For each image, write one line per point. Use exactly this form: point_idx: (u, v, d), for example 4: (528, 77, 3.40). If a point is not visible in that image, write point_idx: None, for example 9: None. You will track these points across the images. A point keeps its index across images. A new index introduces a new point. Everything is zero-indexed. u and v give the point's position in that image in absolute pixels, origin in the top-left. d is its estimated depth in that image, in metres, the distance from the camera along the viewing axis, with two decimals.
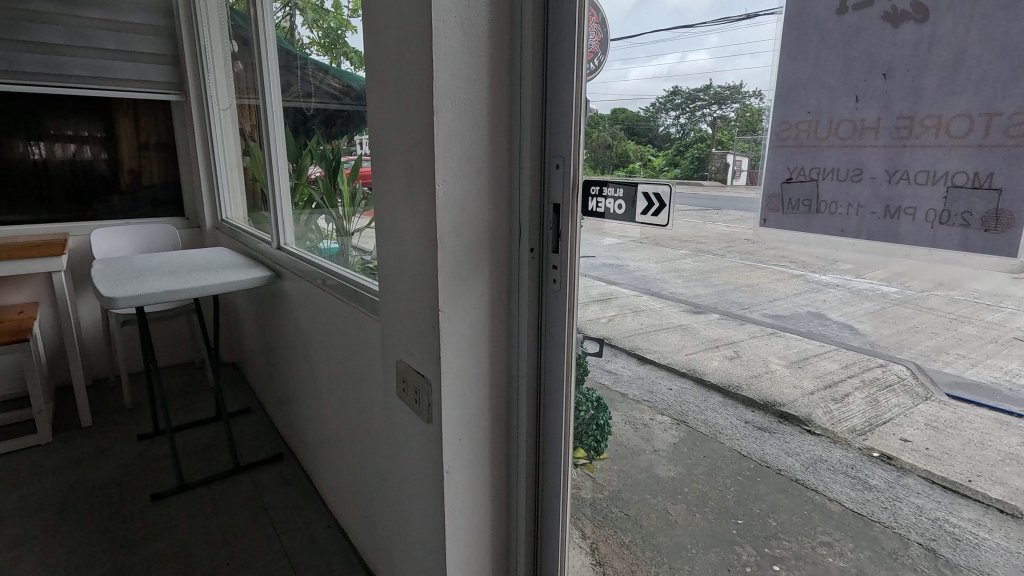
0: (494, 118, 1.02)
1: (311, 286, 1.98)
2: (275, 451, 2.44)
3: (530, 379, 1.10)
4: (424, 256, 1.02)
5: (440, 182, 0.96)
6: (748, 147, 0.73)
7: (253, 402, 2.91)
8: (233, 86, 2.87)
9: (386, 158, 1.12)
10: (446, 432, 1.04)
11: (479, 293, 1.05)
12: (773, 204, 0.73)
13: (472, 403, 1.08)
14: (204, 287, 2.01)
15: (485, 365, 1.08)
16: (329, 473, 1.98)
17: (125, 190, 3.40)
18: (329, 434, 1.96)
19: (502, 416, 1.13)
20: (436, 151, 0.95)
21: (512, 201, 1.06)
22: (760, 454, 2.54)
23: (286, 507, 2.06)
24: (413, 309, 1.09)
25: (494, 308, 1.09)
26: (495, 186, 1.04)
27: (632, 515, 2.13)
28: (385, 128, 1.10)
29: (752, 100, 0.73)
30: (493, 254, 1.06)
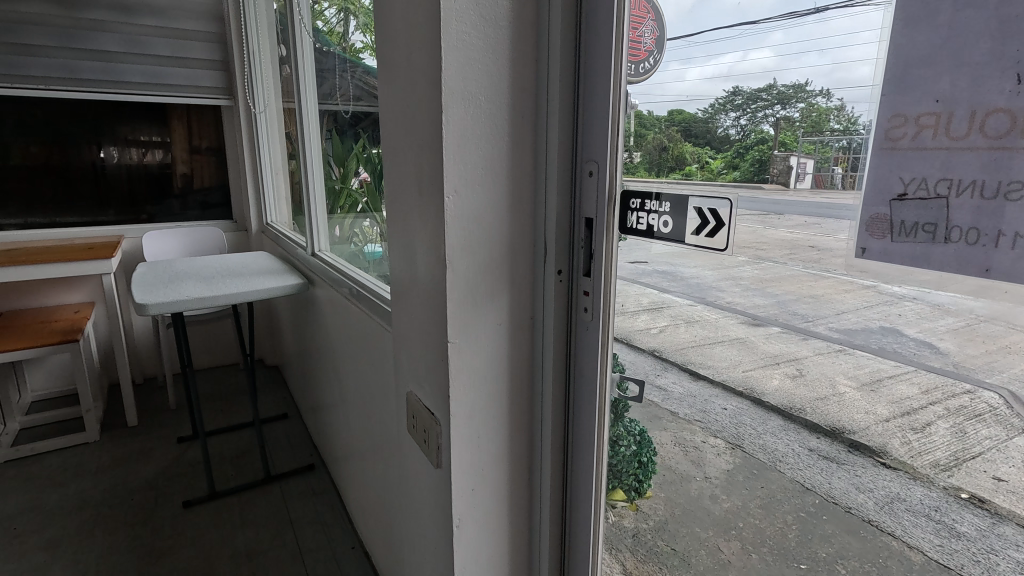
0: (516, 119, 0.88)
1: (340, 295, 1.92)
2: (306, 461, 2.38)
3: (556, 420, 0.96)
4: (433, 277, 0.90)
5: (450, 194, 0.84)
6: (814, 149, 0.62)
7: (291, 408, 2.89)
8: (279, 90, 2.88)
9: (398, 163, 1.00)
10: (457, 479, 0.92)
11: (496, 321, 0.92)
12: (879, 229, 0.56)
13: (487, 445, 0.94)
14: (235, 295, 1.99)
15: (502, 404, 0.94)
16: (355, 492, 1.89)
17: (178, 194, 3.49)
18: (354, 451, 1.87)
19: (524, 461, 0.99)
20: (445, 157, 0.82)
21: (536, 214, 0.92)
22: (826, 488, 2.01)
23: (312, 524, 1.99)
24: (423, 336, 0.97)
25: (516, 337, 0.95)
26: (519, 197, 0.91)
27: (680, 550, 1.96)
28: (396, 129, 0.99)
29: (819, 100, 0.61)
30: (514, 276, 0.92)
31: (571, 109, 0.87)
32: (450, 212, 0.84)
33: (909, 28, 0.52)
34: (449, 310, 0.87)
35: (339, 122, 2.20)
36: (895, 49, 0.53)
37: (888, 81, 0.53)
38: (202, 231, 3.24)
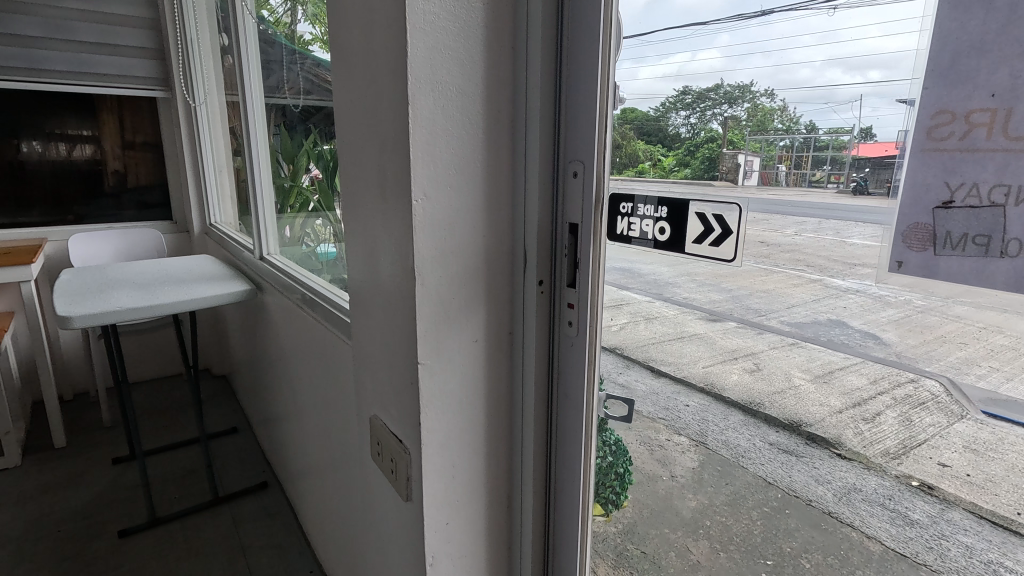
0: (491, 112, 0.80)
1: (291, 301, 1.78)
2: (258, 479, 2.23)
3: (537, 442, 0.89)
4: (401, 289, 0.81)
5: (418, 197, 0.75)
6: (760, 147, 0.69)
7: (241, 421, 2.71)
8: (221, 82, 2.69)
9: (358, 161, 0.91)
10: (430, 511, 0.84)
11: (472, 336, 0.84)
12: (920, 239, 0.53)
13: (463, 472, 0.86)
14: (173, 304, 1.82)
15: (479, 425, 0.87)
16: (313, 513, 1.77)
17: (109, 193, 3.23)
18: (311, 469, 1.75)
19: (504, 484, 0.92)
20: (413, 156, 0.74)
21: (515, 218, 0.85)
22: (784, 482, 2.17)
23: (267, 548, 1.85)
24: (389, 353, 0.88)
25: (493, 352, 0.87)
26: (497, 200, 0.83)
27: (651, 553, 1.92)
28: (355, 121, 0.89)
29: (763, 100, 0.69)
30: (491, 286, 0.84)
31: (551, 103, 0.80)
32: (419, 218, 0.76)
33: (959, 12, 0.50)
34: (419, 327, 0.79)
35: (288, 116, 2.07)
36: (940, 34, 0.51)
37: (931, 76, 0.51)
38: (138, 233, 3.00)
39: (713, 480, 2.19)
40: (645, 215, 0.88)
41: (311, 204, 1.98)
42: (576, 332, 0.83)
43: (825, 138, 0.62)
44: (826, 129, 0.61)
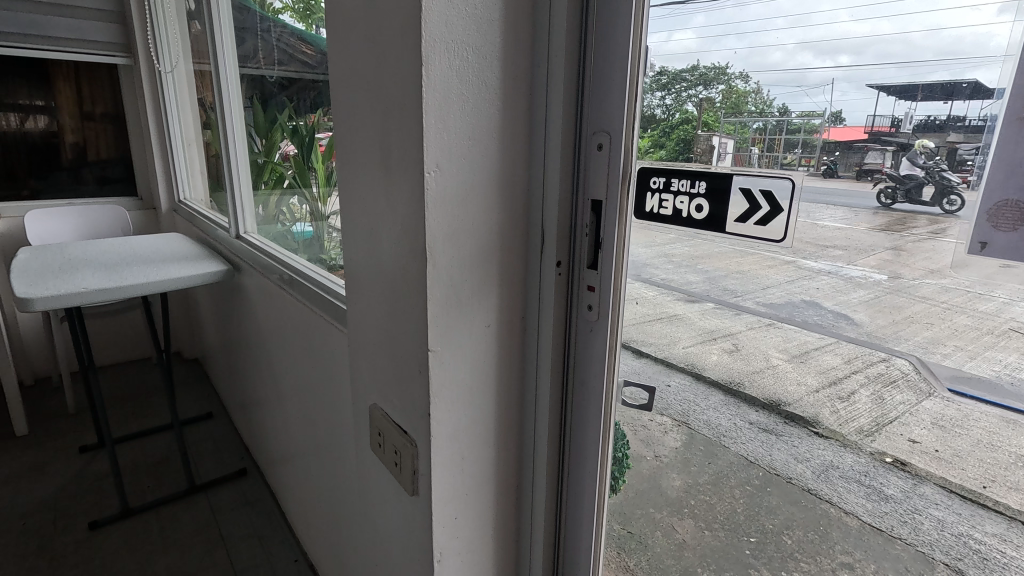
0: (508, 80, 0.75)
1: (270, 283, 1.69)
2: (236, 465, 2.16)
3: (552, 432, 0.85)
4: (407, 271, 0.76)
5: (433, 168, 0.69)
6: (733, 129, 0.71)
7: (215, 405, 2.62)
8: (188, 50, 2.53)
9: (353, 133, 0.84)
10: (440, 506, 0.79)
11: (485, 320, 0.79)
12: (1009, 220, 0.53)
13: (474, 463, 0.82)
14: (143, 286, 1.72)
15: (492, 414, 0.83)
16: (297, 500, 1.72)
17: (68, 166, 3.04)
18: (294, 457, 1.70)
19: (516, 474, 0.89)
20: (427, 124, 0.67)
21: (531, 196, 0.80)
22: (764, 458, 2.07)
23: (248, 537, 1.80)
24: (393, 338, 0.82)
25: (505, 338, 0.83)
26: (513, 178, 0.78)
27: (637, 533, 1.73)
28: (351, 87, 0.82)
29: (738, 82, 0.70)
30: (505, 268, 0.80)
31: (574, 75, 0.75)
32: (433, 194, 0.70)
33: None
34: (431, 311, 0.73)
35: (263, 88, 1.95)
36: None
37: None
38: (101, 210, 2.84)
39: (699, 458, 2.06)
40: (678, 191, 0.81)
41: (287, 181, 1.88)
42: (596, 316, 0.80)
43: (796, 121, 0.64)
44: (799, 112, 0.63)
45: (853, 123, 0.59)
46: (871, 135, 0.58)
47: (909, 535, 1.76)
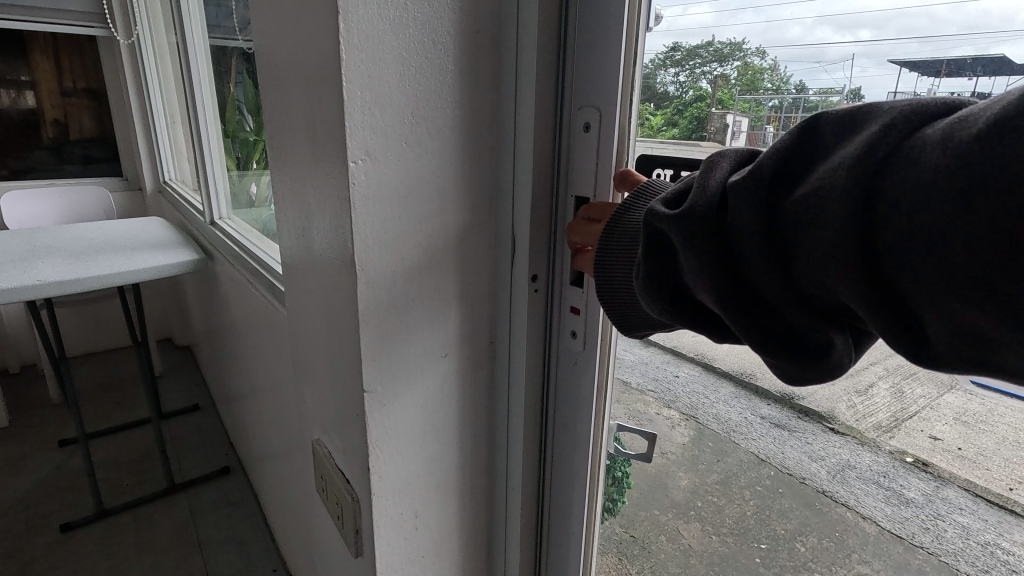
0: (468, 73, 0.69)
1: (241, 273, 1.56)
2: (220, 463, 2.06)
3: (528, 444, 0.84)
4: (342, 277, 0.70)
5: (360, 156, 0.63)
6: (748, 107, 0.65)
7: (201, 396, 2.52)
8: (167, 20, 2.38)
9: (298, 116, 0.72)
10: (388, 516, 0.78)
11: (441, 333, 0.76)
12: None
13: (439, 470, 0.82)
14: (107, 276, 1.59)
15: (456, 425, 0.82)
16: (275, 505, 1.61)
17: (49, 144, 2.91)
18: (270, 459, 1.58)
19: (485, 482, 0.89)
20: (357, 126, 0.62)
21: (499, 200, 0.76)
22: None
23: (227, 542, 1.70)
24: (335, 347, 0.78)
25: (469, 348, 0.80)
26: (473, 183, 0.73)
27: None
28: (289, 67, 0.72)
29: (754, 58, 0.64)
30: (469, 277, 0.77)
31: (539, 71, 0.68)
32: (360, 187, 0.63)
33: None
34: (362, 323, 0.69)
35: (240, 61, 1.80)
36: None
37: None
38: (82, 192, 2.72)
39: None
40: None
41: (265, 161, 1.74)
42: (582, 343, 0.77)
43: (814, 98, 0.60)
44: (816, 89, 0.60)
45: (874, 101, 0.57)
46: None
47: None
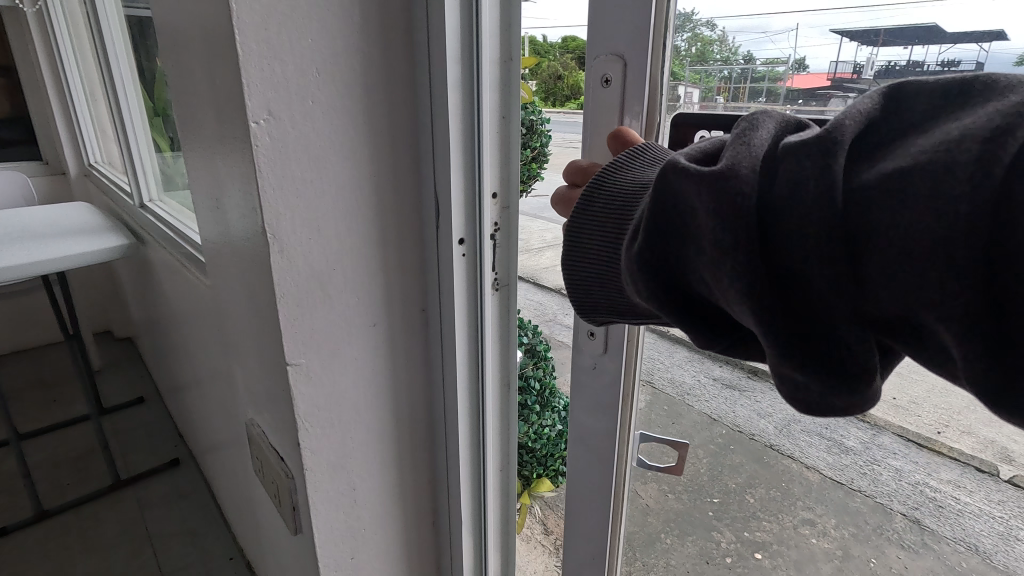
0: (376, 42, 0.74)
1: (175, 258, 1.48)
2: (170, 455, 2.00)
3: (461, 393, 0.89)
4: (255, 237, 0.76)
5: (262, 117, 0.68)
6: (699, 79, 0.71)
7: (147, 388, 2.43)
8: None
9: (223, 79, 0.71)
10: (322, 458, 0.85)
11: (364, 286, 0.82)
12: None
13: (371, 414, 0.89)
14: (26, 266, 1.49)
15: (387, 372, 0.89)
16: (226, 493, 1.57)
17: None
18: (219, 449, 1.53)
19: (422, 432, 0.96)
20: (262, 91, 0.67)
21: (419, 162, 0.82)
22: None
23: (180, 534, 1.65)
24: (258, 305, 0.83)
25: (396, 301, 0.86)
26: (386, 150, 0.79)
27: None
28: (210, 33, 0.70)
29: (704, 29, 0.70)
30: (389, 235, 0.83)
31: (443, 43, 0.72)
32: (263, 146, 0.69)
33: None
34: (274, 278, 0.74)
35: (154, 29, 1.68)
36: None
37: None
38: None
39: None
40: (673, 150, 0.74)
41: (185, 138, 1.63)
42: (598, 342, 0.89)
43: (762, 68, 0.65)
44: (763, 59, 0.65)
45: (817, 71, 0.62)
46: (835, 83, 0.61)
47: (868, 487, 2.22)
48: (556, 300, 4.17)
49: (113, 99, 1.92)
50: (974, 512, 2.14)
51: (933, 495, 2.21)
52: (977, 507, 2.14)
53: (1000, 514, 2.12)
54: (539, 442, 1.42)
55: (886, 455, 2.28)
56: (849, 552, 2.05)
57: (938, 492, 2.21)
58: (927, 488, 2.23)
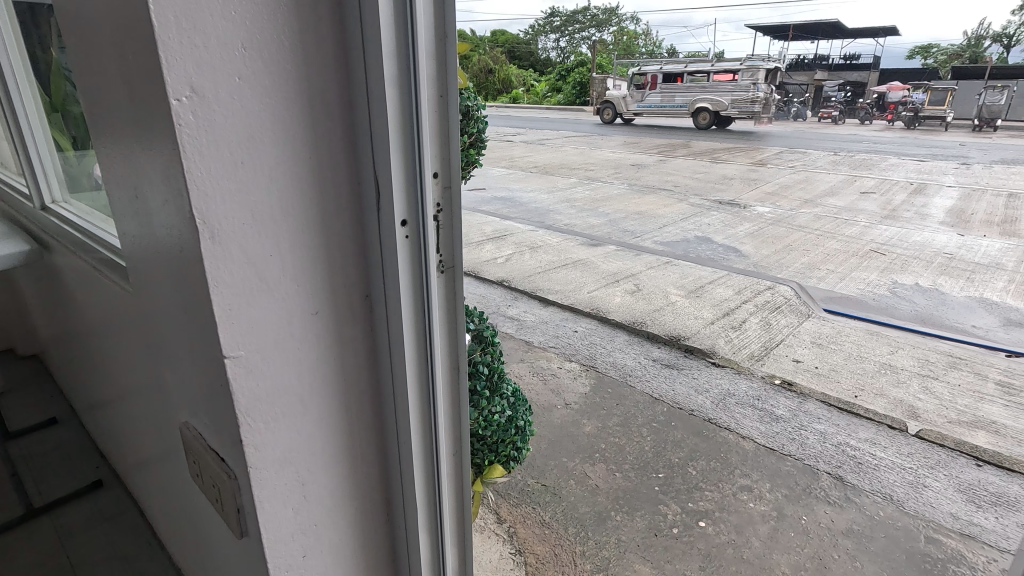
0: (307, 16, 0.71)
1: (86, 263, 1.37)
2: (91, 477, 1.85)
3: (410, 378, 0.87)
4: (181, 223, 0.72)
5: (185, 94, 0.64)
6: None
7: (60, 408, 2.23)
8: None
9: (134, 51, 0.66)
10: (266, 452, 0.81)
11: (305, 273, 0.79)
12: None
13: (317, 405, 0.86)
14: None
15: (334, 360, 0.86)
16: (157, 511, 1.48)
17: None
18: (147, 465, 1.43)
19: (371, 423, 0.94)
20: (183, 67, 0.63)
21: (359, 141, 0.79)
22: (670, 396, 2.83)
23: (107, 562, 1.53)
24: (188, 296, 0.78)
25: (337, 286, 0.83)
26: (321, 131, 0.76)
27: (551, 485, 2.18)
28: (116, 11, 0.66)
29: None
30: (328, 218, 0.80)
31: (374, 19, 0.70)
32: (187, 126, 0.65)
33: None
34: (205, 266, 0.70)
35: (44, 14, 1.53)
36: None
37: None
38: None
39: (605, 401, 2.77)
40: None
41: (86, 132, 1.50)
42: None
43: None
44: None
45: None
46: None
47: (795, 449, 2.43)
48: (497, 293, 4.19)
49: (13, 115, 1.78)
50: (889, 467, 2.32)
51: (853, 453, 2.41)
52: (890, 461, 2.36)
53: (909, 464, 2.34)
54: (488, 429, 1.41)
55: (812, 421, 2.64)
56: (783, 511, 2.07)
57: (855, 450, 2.42)
58: (847, 447, 2.45)
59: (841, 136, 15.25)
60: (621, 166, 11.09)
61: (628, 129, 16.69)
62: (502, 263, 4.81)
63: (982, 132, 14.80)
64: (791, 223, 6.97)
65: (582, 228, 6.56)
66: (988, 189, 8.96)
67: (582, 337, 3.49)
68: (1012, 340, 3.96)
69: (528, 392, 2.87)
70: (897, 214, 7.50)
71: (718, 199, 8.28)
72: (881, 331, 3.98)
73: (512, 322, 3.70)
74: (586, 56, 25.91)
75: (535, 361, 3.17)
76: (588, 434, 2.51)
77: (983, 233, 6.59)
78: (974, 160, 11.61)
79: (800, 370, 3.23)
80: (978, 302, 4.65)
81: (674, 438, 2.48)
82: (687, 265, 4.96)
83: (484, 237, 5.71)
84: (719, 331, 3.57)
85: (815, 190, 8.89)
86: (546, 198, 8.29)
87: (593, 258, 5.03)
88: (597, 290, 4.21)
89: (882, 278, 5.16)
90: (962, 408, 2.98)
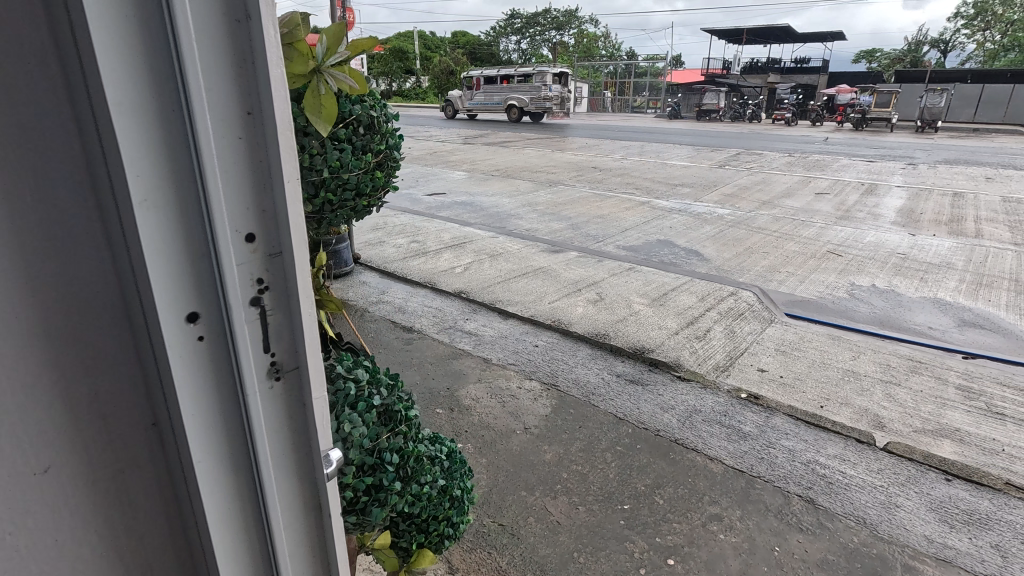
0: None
1: None
2: None
3: (212, 503, 0.69)
4: None
5: None
6: None
7: None
8: None
9: None
10: None
11: (37, 393, 0.61)
12: None
13: (88, 548, 0.68)
14: None
15: (104, 491, 0.68)
16: None
17: None
18: None
19: (196, 539, 0.75)
20: None
21: (108, 223, 0.63)
22: (634, 416, 2.69)
23: None
24: None
25: (101, 399, 0.67)
26: (50, 211, 0.60)
27: (508, 525, 2.00)
28: None
29: None
30: (73, 321, 0.63)
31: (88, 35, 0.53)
32: None
33: None
34: None
35: None
36: None
37: None
38: None
39: (567, 424, 2.61)
40: None
41: None
42: None
43: None
44: None
45: None
46: None
47: (765, 470, 2.32)
48: (454, 305, 3.98)
49: None
50: (859, 485, 2.23)
51: (823, 472, 2.32)
52: (861, 479, 2.27)
53: (879, 483, 2.25)
54: (417, 507, 1.22)
55: (781, 437, 2.54)
56: (754, 542, 1.95)
57: (825, 468, 2.33)
58: (817, 465, 2.35)
59: (795, 137, 15.63)
60: (582, 169, 11.03)
61: (590, 131, 16.71)
62: (460, 273, 4.60)
63: (924, 133, 15.42)
64: (751, 225, 7.00)
65: (544, 233, 6.41)
66: (934, 188, 9.27)
67: (543, 352, 3.32)
68: (967, 340, 3.99)
69: (486, 415, 2.68)
70: (851, 214, 7.65)
71: (680, 201, 8.28)
72: (843, 335, 3.95)
73: (470, 337, 3.50)
74: (547, 58, 25.92)
75: (493, 381, 2.99)
76: (548, 463, 2.34)
77: (932, 232, 6.76)
78: (919, 160, 12.04)
79: (766, 380, 3.16)
80: (932, 301, 4.71)
81: (639, 463, 2.34)
82: (650, 271, 4.86)
83: (442, 244, 5.49)
84: (684, 342, 3.47)
85: (772, 191, 9.01)
86: (508, 203, 8.13)
87: (555, 266, 4.87)
88: (558, 299, 4.06)
89: (841, 279, 5.19)
90: (926, 415, 2.95)
